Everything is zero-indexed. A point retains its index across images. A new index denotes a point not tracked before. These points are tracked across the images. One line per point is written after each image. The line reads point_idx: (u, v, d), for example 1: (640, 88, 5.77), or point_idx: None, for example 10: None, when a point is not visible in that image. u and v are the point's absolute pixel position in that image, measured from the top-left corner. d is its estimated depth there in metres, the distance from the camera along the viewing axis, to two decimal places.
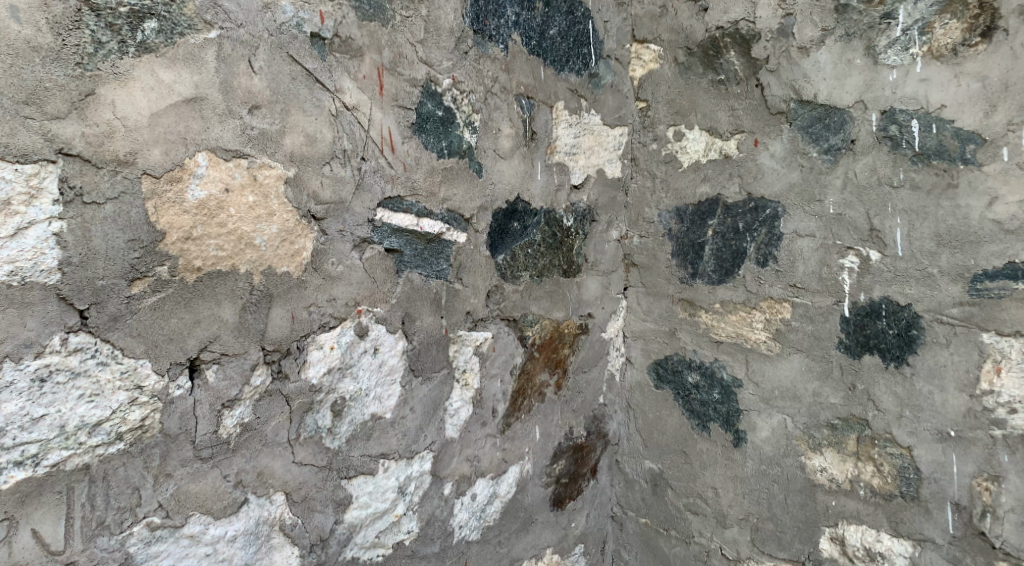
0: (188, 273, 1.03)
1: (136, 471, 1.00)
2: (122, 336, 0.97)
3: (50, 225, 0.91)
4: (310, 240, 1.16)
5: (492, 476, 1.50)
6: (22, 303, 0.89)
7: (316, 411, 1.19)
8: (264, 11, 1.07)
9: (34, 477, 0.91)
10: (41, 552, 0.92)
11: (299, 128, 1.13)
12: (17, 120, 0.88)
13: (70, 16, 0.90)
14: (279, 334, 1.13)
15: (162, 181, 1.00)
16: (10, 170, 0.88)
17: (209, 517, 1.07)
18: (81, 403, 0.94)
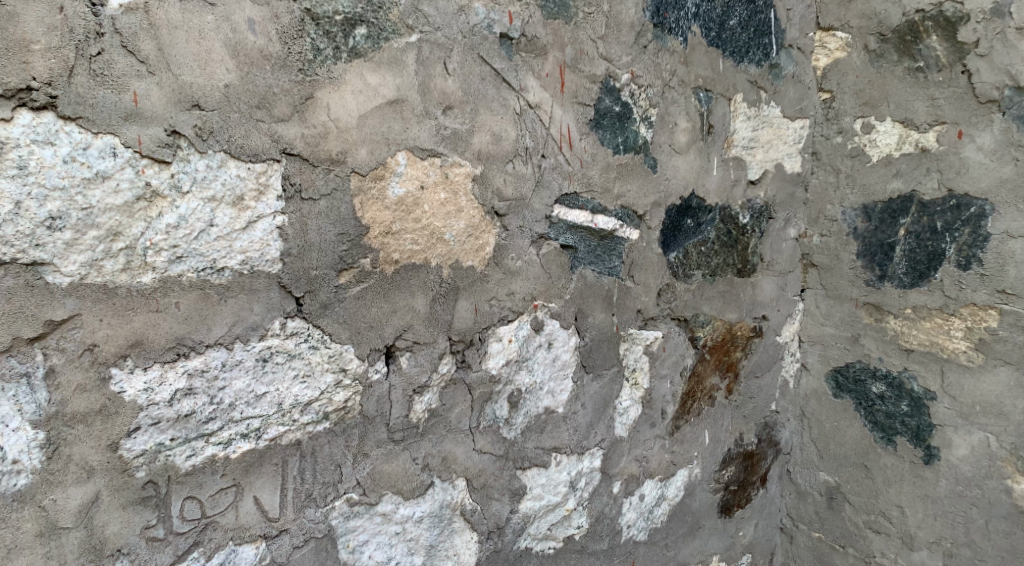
0: (387, 265, 1.09)
1: (339, 449, 1.07)
2: (331, 322, 1.05)
3: (275, 219, 0.99)
4: (494, 235, 1.19)
5: (660, 478, 1.48)
6: (251, 290, 0.98)
7: (495, 401, 1.22)
8: (459, 14, 1.11)
9: (256, 449, 1.00)
10: (261, 518, 1.01)
11: (486, 127, 1.16)
12: (251, 123, 0.96)
13: (294, 26, 0.98)
14: (464, 326, 1.17)
15: (367, 179, 1.06)
16: (244, 169, 0.96)
17: (400, 498, 1.13)
18: (296, 383, 1.02)
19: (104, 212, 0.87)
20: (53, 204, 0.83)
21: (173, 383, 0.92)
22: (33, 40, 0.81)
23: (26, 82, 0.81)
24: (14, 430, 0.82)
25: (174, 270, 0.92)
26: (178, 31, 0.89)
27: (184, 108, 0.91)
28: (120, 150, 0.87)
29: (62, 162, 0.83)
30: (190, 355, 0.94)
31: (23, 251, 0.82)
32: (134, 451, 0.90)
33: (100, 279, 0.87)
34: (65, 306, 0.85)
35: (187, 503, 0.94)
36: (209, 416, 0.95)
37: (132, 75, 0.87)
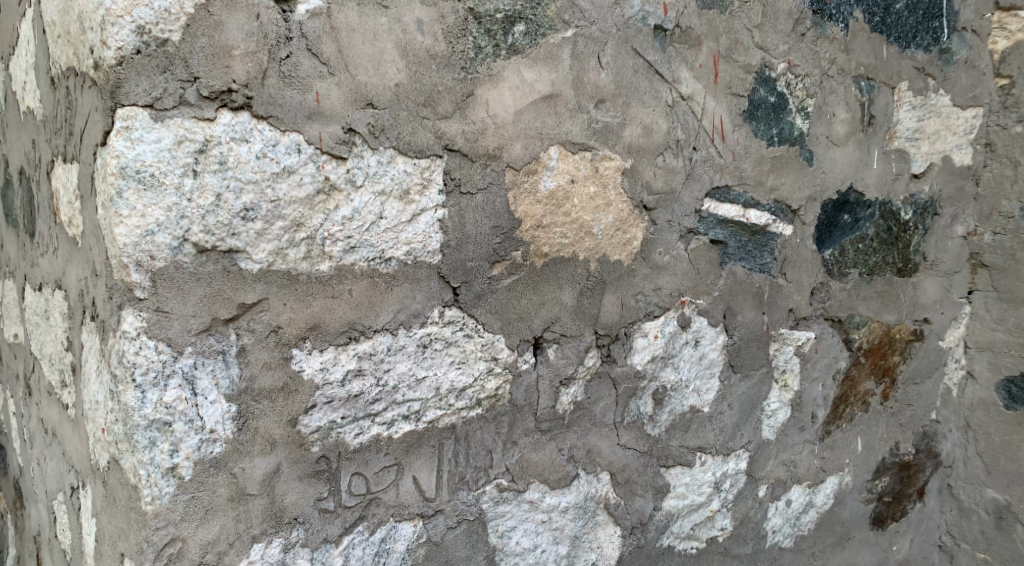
0: (537, 258, 1.11)
1: (490, 435, 1.10)
2: (484, 312, 1.08)
3: (436, 212, 1.03)
4: (642, 230, 1.18)
5: (808, 484, 1.42)
6: (413, 279, 1.03)
7: (640, 397, 1.21)
8: (614, 7, 1.10)
9: (416, 431, 1.05)
10: (419, 497, 1.06)
11: (638, 120, 1.15)
12: (417, 120, 1.00)
13: (458, 26, 1.01)
14: (610, 320, 1.17)
15: (521, 173, 1.08)
16: (410, 164, 1.00)
17: (546, 487, 1.15)
18: (452, 369, 1.06)
19: (289, 204, 0.93)
20: (247, 196, 0.90)
21: (344, 365, 0.98)
22: (234, 46, 0.88)
23: (228, 84, 0.88)
24: (212, 402, 0.90)
25: (348, 258, 0.98)
26: (355, 33, 0.95)
27: (359, 107, 0.96)
28: (304, 147, 0.93)
29: (256, 158, 0.90)
30: (359, 339, 0.99)
31: (222, 239, 0.89)
32: (310, 427, 0.96)
33: (285, 266, 0.94)
34: (256, 290, 0.92)
35: (354, 478, 1.00)
36: (375, 397, 1.01)
37: (315, 77, 0.93)
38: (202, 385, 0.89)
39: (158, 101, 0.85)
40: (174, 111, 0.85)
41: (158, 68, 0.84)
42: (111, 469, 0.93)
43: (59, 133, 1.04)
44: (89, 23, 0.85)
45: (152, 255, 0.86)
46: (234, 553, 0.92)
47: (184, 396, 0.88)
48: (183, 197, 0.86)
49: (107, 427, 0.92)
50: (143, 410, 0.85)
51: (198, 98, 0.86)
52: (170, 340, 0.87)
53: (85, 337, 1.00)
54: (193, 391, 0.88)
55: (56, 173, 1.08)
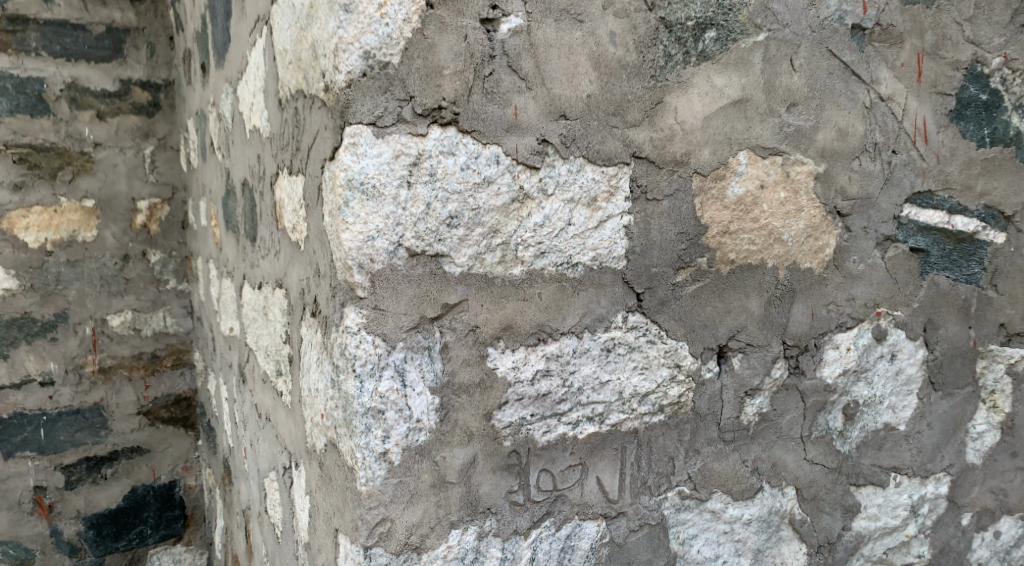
0: (723, 265, 1.10)
1: (672, 442, 1.11)
2: (668, 319, 1.08)
3: (622, 219, 1.05)
4: (834, 237, 1.13)
5: (1020, 516, 1.30)
6: (599, 284, 1.05)
7: (829, 412, 1.17)
8: (810, 8, 1.07)
9: (600, 432, 1.07)
10: (602, 498, 1.08)
11: (832, 123, 1.11)
12: (607, 129, 1.03)
13: (649, 35, 1.03)
14: (799, 330, 1.14)
15: (708, 179, 1.07)
16: (599, 172, 1.03)
17: (729, 497, 1.15)
18: (635, 374, 1.08)
19: (488, 212, 0.98)
20: (452, 205, 0.96)
21: (534, 365, 1.03)
22: (445, 66, 0.95)
23: (438, 101, 0.95)
24: (419, 394, 0.97)
25: (539, 263, 1.02)
26: (552, 48, 0.99)
27: (553, 118, 1.00)
28: (502, 158, 0.98)
29: (460, 169, 0.96)
30: (548, 341, 1.03)
31: (429, 245, 0.96)
32: (503, 422, 1.02)
33: (482, 270, 0.99)
34: (456, 292, 0.99)
35: (542, 474, 1.05)
36: (561, 397, 1.04)
37: (514, 91, 0.98)
38: (410, 378, 0.96)
39: (380, 119, 0.93)
40: (392, 128, 0.94)
41: (381, 89, 0.93)
42: (329, 452, 1.03)
43: (286, 149, 1.17)
44: (322, 51, 0.96)
45: (372, 258, 0.94)
46: (435, 537, 0.99)
47: (395, 387, 0.95)
48: (398, 206, 0.94)
49: (326, 412, 1.02)
50: (361, 398, 0.94)
51: (413, 115, 0.94)
52: (385, 335, 0.95)
53: (305, 332, 1.12)
54: (403, 382, 0.96)
55: (281, 185, 1.21)
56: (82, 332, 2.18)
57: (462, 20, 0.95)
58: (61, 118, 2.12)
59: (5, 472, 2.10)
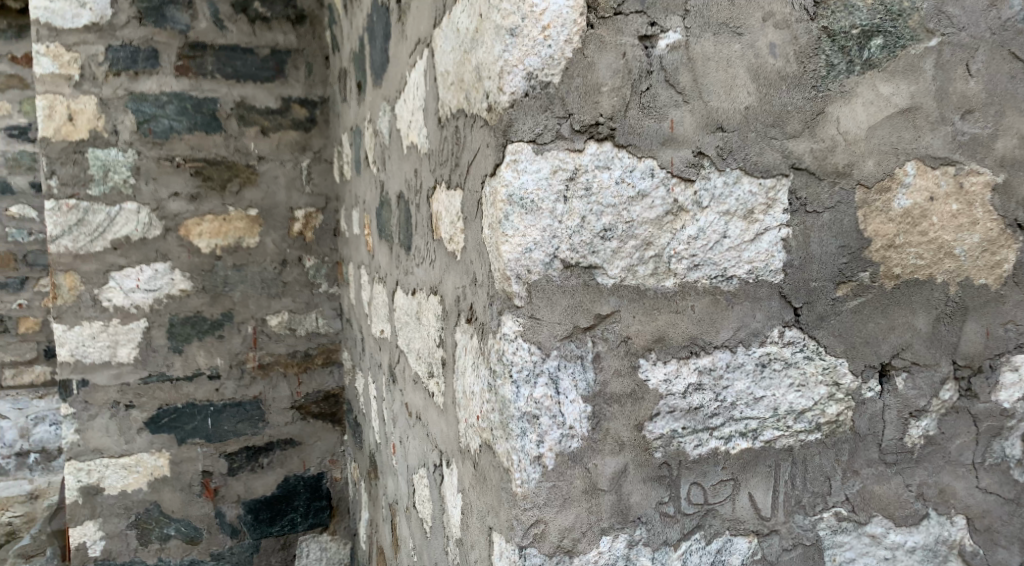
0: (887, 279, 1.06)
1: (829, 461, 1.09)
2: (826, 334, 1.06)
3: (780, 231, 1.03)
4: (1014, 251, 1.07)
5: None
6: (755, 298, 1.04)
7: (1006, 438, 1.11)
8: (989, 10, 1.03)
9: (753, 448, 1.06)
10: (754, 515, 1.08)
11: (1014, 130, 1.05)
12: (765, 141, 1.02)
13: (811, 45, 1.01)
14: (972, 350, 1.09)
15: (873, 191, 1.04)
16: (756, 184, 1.02)
17: (891, 523, 1.11)
18: (791, 391, 1.06)
19: (642, 225, 0.99)
20: (607, 218, 0.98)
21: (686, 378, 1.03)
22: (603, 83, 0.97)
23: (596, 118, 0.98)
24: (572, 402, 1.00)
25: (692, 276, 1.02)
26: (711, 61, 0.99)
27: (710, 131, 1.00)
28: (658, 171, 0.99)
29: (616, 183, 0.98)
30: (701, 354, 1.03)
31: (584, 257, 0.99)
32: (654, 433, 1.03)
33: (635, 281, 1.01)
34: (609, 302, 1.01)
35: (693, 487, 1.05)
36: (713, 411, 1.04)
37: (671, 105, 0.99)
38: (564, 385, 0.99)
39: (540, 136, 0.97)
40: (551, 145, 0.97)
41: (541, 108, 0.97)
42: (484, 453, 1.08)
43: (444, 164, 1.24)
44: (486, 73, 1.01)
45: (528, 269, 0.98)
46: (587, 541, 1.01)
47: (549, 394, 0.98)
48: (555, 219, 0.97)
49: (483, 414, 1.07)
50: (518, 403, 0.97)
51: (571, 132, 0.97)
52: (540, 344, 0.99)
53: (460, 337, 1.18)
54: (557, 390, 0.99)
55: (438, 198, 1.28)
56: (245, 330, 2.38)
57: (621, 38, 0.97)
58: (231, 134, 2.34)
59: (178, 456, 2.33)
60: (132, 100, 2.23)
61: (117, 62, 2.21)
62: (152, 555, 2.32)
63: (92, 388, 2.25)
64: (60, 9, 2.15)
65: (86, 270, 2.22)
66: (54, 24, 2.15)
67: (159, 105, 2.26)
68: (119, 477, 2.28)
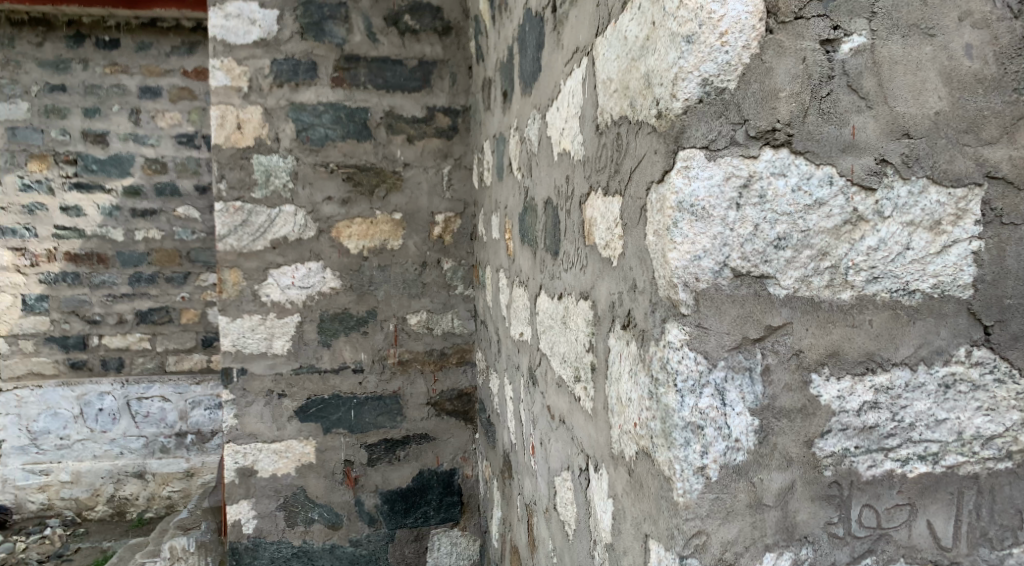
0: None
1: (1020, 493, 1.03)
2: (1020, 356, 1.00)
3: (970, 244, 0.98)
4: None
5: None
6: (939, 314, 0.99)
7: None
8: None
9: (933, 473, 1.01)
10: (933, 544, 1.02)
11: None
12: (957, 149, 0.97)
13: (1014, 46, 0.96)
14: None
15: None
16: (945, 195, 0.97)
17: None
18: (978, 415, 1.01)
19: (818, 234, 0.96)
20: (781, 226, 0.96)
21: (862, 395, 0.99)
22: (781, 88, 0.95)
23: (773, 124, 0.96)
24: (738, 414, 0.98)
25: (870, 289, 0.98)
26: (898, 65, 0.95)
27: (895, 138, 0.96)
28: (836, 178, 0.96)
29: (792, 191, 0.96)
30: (878, 371, 0.99)
31: (756, 266, 0.97)
32: (825, 451, 1.00)
33: (808, 293, 0.98)
34: (781, 314, 0.98)
35: (865, 510, 1.01)
36: (889, 432, 1.00)
37: (853, 111, 0.96)
38: (730, 397, 0.97)
39: (713, 143, 0.96)
40: (725, 151, 0.96)
41: (716, 114, 0.95)
42: (640, 460, 1.08)
43: (601, 171, 1.24)
44: (657, 80, 1.01)
45: (697, 278, 0.97)
46: (750, 556, 0.99)
47: (715, 405, 0.97)
48: (726, 227, 0.96)
49: (641, 422, 1.07)
50: (682, 412, 0.97)
51: (746, 138, 0.96)
52: (707, 353, 0.97)
53: (614, 344, 1.18)
54: (723, 401, 0.97)
55: (593, 204, 1.29)
56: (387, 328, 2.50)
57: (802, 42, 0.95)
58: (380, 142, 2.46)
59: (324, 444, 2.47)
60: (292, 110, 2.40)
61: (280, 74, 2.38)
62: (297, 537, 2.47)
63: (250, 376, 2.43)
64: (234, 26, 2.34)
65: (248, 267, 2.40)
66: (229, 41, 2.34)
67: (316, 114, 2.41)
68: (271, 461, 2.44)
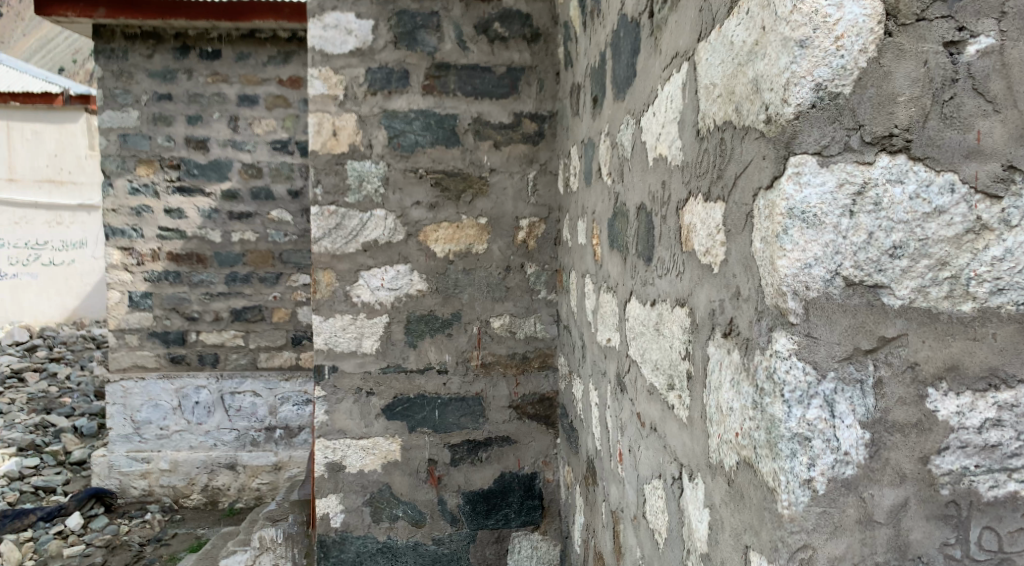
0: None
1: None
2: None
3: None
4: None
5: None
6: None
7: None
8: None
9: None
10: None
11: None
12: None
13: None
14: None
15: None
16: None
17: None
18: None
19: (937, 243, 0.94)
20: (898, 234, 0.94)
21: (983, 412, 0.95)
22: (900, 92, 0.93)
23: (890, 129, 0.93)
24: (848, 427, 0.95)
25: (994, 301, 0.94)
26: None
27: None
28: (958, 185, 0.93)
29: (909, 199, 0.93)
30: (1001, 388, 0.96)
31: (870, 275, 0.94)
32: (942, 468, 0.96)
33: (926, 304, 0.95)
34: (896, 325, 0.95)
35: (986, 532, 0.97)
36: (1014, 451, 0.96)
37: (978, 115, 0.93)
38: (840, 409, 0.95)
39: (826, 148, 0.94)
40: (838, 157, 0.94)
41: (830, 120, 0.94)
42: (741, 470, 1.07)
43: (702, 176, 1.23)
44: (766, 85, 0.99)
45: (807, 286, 0.95)
46: None
47: (824, 417, 0.95)
48: (839, 235, 0.94)
49: (743, 432, 1.06)
50: (789, 423, 0.95)
51: (861, 144, 0.93)
52: (816, 364, 0.95)
53: (714, 352, 1.17)
54: (832, 413, 0.95)
55: (691, 210, 1.28)
56: (471, 330, 2.54)
57: (924, 45, 0.92)
58: (467, 148, 2.51)
59: (408, 443, 2.53)
60: (385, 117, 2.47)
61: (374, 82, 2.46)
62: (382, 533, 2.53)
63: (341, 373, 2.51)
64: (331, 37, 2.43)
65: (341, 268, 2.48)
66: (326, 50, 2.43)
67: (407, 121, 2.48)
68: (358, 457, 2.52)
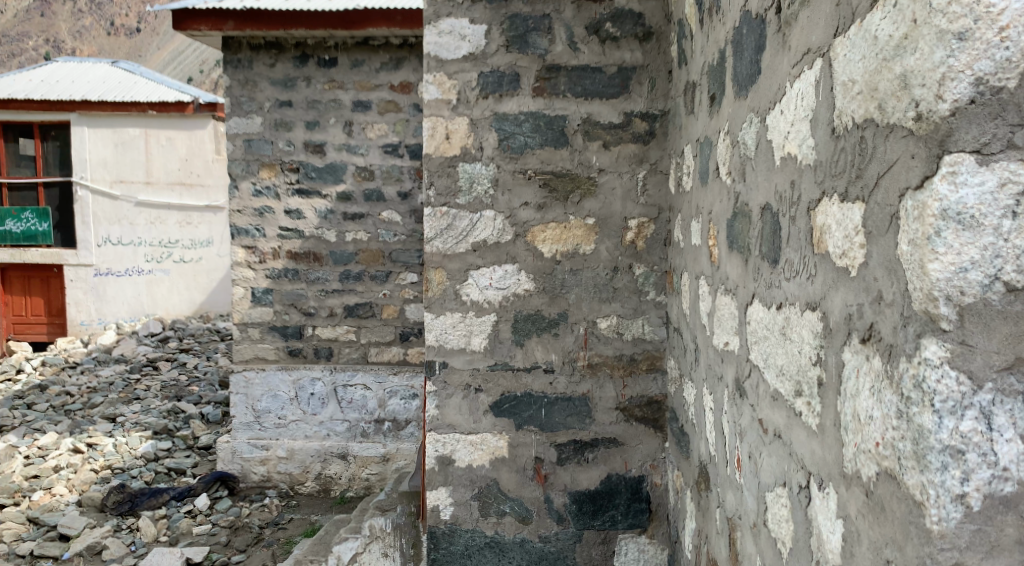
0: None
1: None
2: None
3: None
4: None
5: None
6: None
7: None
8: None
9: None
10: None
11: None
12: None
13: None
14: None
15: None
16: None
17: None
18: None
19: None
20: None
21: None
22: None
23: None
24: (1007, 441, 0.90)
25: None
26: None
27: None
28: None
29: None
30: None
31: None
32: None
33: None
34: None
35: None
36: None
37: None
38: (998, 422, 0.90)
39: (986, 145, 0.89)
40: (1000, 155, 0.89)
41: (991, 116, 0.88)
42: (882, 481, 1.02)
43: (838, 176, 1.19)
44: (917, 80, 0.94)
45: (962, 291, 0.90)
46: None
47: (980, 429, 0.89)
48: (999, 237, 0.89)
49: (884, 442, 1.01)
50: (939, 435, 0.91)
51: None
52: (972, 373, 0.90)
53: (850, 358, 1.13)
54: (989, 426, 0.90)
55: (825, 210, 1.24)
56: (577, 330, 2.55)
57: None
58: (576, 149, 2.51)
59: (515, 440, 2.57)
60: (496, 120, 2.51)
61: (486, 85, 2.51)
62: (490, 527, 2.57)
63: (450, 370, 2.58)
64: (446, 42, 2.50)
65: (452, 267, 2.55)
66: (441, 56, 2.50)
67: (517, 123, 2.51)
68: (467, 452, 2.58)
